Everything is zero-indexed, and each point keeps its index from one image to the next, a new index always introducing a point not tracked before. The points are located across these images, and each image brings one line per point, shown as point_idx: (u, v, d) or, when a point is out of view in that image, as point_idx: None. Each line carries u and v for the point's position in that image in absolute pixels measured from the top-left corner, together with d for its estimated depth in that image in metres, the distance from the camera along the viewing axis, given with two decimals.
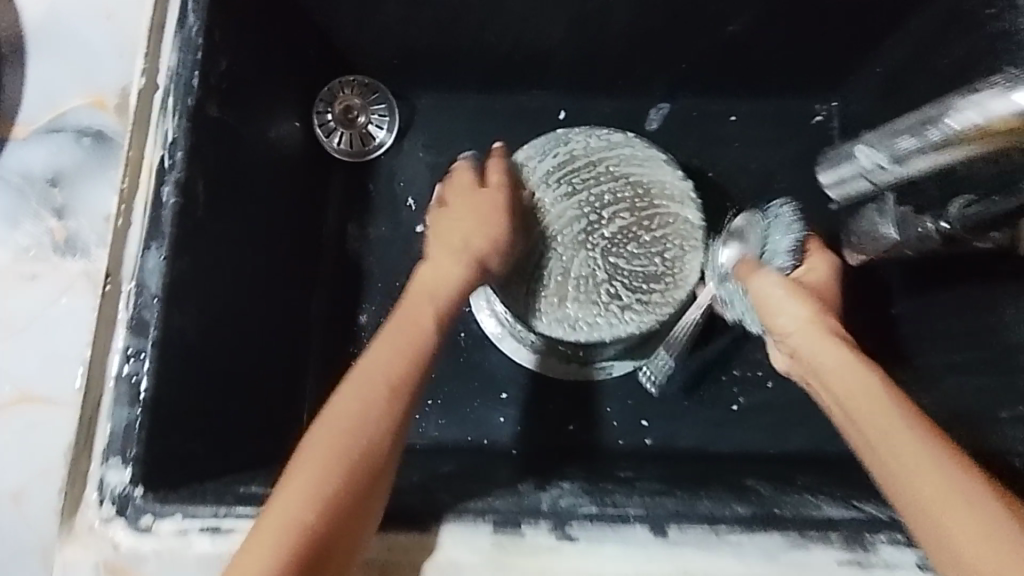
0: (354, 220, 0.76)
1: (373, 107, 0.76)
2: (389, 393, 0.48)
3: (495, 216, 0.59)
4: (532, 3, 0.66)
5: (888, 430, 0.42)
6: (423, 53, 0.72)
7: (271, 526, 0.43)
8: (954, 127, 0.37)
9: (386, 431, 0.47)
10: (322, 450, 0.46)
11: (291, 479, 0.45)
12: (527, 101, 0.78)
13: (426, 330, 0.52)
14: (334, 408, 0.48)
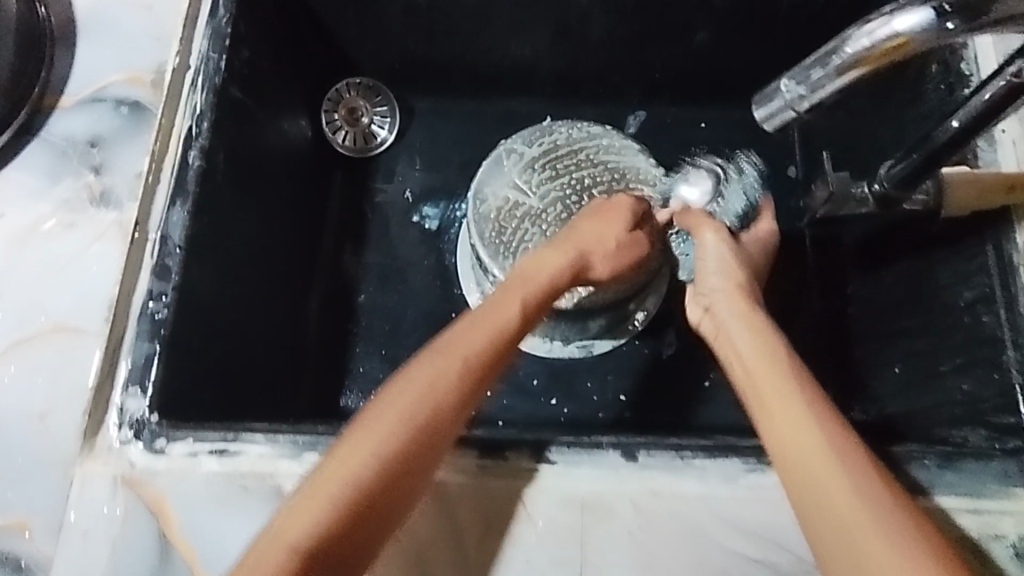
0: (353, 211, 0.82)
1: (376, 108, 0.84)
2: (468, 374, 0.50)
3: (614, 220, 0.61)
4: (518, 13, 0.74)
5: (802, 431, 0.46)
6: (421, 59, 0.80)
7: (331, 484, 0.45)
8: (873, 44, 0.36)
9: (455, 409, 0.49)
10: (394, 414, 0.48)
11: (361, 435, 0.47)
12: (516, 106, 0.85)
13: (513, 320, 0.54)
14: (411, 375, 0.50)
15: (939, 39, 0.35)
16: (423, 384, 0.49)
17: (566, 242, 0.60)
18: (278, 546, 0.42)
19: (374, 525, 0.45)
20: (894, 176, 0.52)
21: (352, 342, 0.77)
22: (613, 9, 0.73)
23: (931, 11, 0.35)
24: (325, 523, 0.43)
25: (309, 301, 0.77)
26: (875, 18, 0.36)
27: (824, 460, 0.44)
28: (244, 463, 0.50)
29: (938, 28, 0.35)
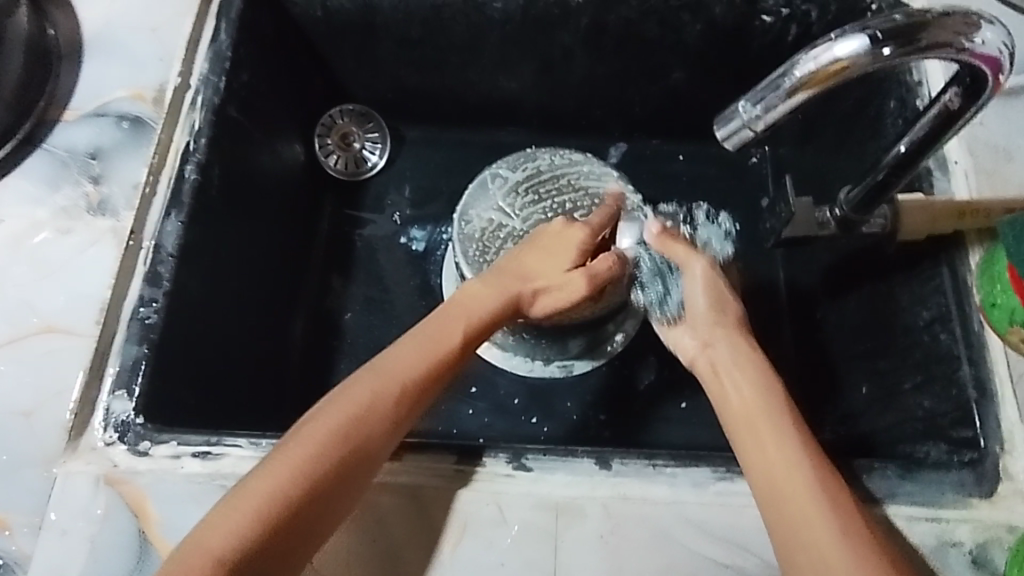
0: (341, 233, 0.84)
1: (367, 134, 0.87)
2: (400, 393, 0.52)
3: (541, 253, 0.63)
4: (504, 49, 0.78)
5: (786, 460, 0.49)
6: (411, 90, 0.83)
7: (254, 496, 0.46)
8: (819, 66, 0.41)
9: (385, 424, 0.51)
10: (325, 429, 0.49)
11: (290, 447, 0.48)
12: (503, 136, 0.88)
13: (450, 343, 0.56)
14: (346, 392, 0.51)
15: (875, 60, 0.41)
16: (360, 399, 0.51)
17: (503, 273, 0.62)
18: (203, 553, 0.44)
19: (297, 538, 0.46)
20: (850, 199, 0.59)
21: (335, 357, 0.78)
22: (595, 47, 0.77)
23: (865, 39, 0.41)
24: (251, 533, 0.45)
25: (294, 316, 0.78)
26: (819, 45, 0.42)
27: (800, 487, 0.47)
28: (225, 465, 0.51)
29: (872, 52, 0.41)
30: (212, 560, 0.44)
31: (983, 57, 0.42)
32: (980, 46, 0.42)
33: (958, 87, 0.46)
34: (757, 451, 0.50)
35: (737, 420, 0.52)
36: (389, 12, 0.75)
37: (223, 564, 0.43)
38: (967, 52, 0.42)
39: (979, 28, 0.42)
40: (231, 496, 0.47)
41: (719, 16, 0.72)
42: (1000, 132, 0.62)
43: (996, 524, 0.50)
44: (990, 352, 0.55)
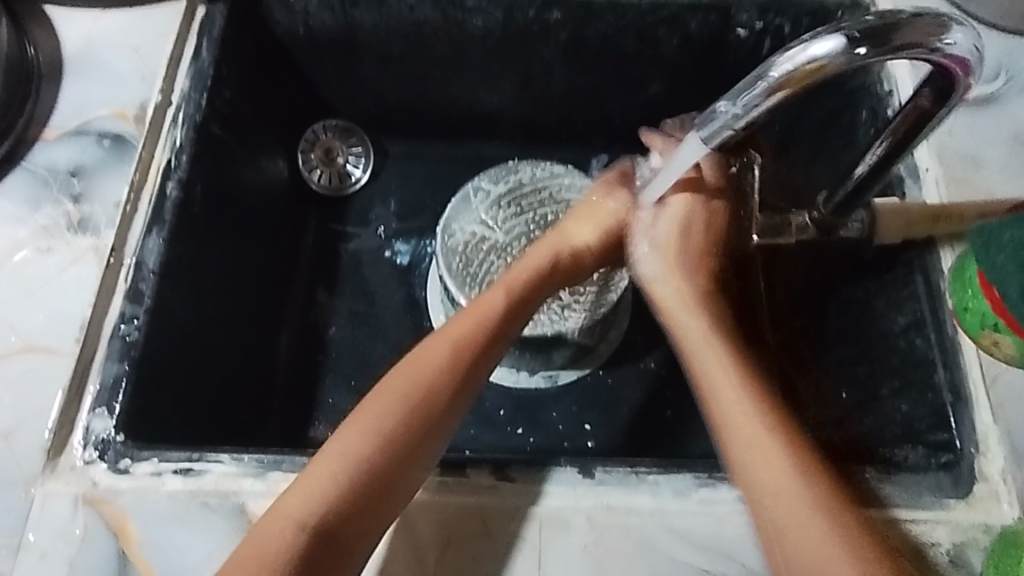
0: (326, 247, 0.85)
1: (351, 149, 0.87)
2: (458, 361, 0.54)
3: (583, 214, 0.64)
4: (485, 65, 0.79)
5: (764, 448, 0.50)
6: (394, 105, 0.84)
7: (335, 460, 0.49)
8: (795, 67, 0.42)
9: (447, 387, 0.53)
10: (391, 398, 0.52)
11: (360, 419, 0.51)
12: (487, 150, 0.89)
13: (499, 311, 0.57)
14: (411, 362, 0.54)
15: (849, 61, 0.42)
16: (427, 362, 0.53)
17: (553, 235, 0.62)
18: (287, 518, 0.47)
19: (378, 497, 0.48)
20: (831, 202, 0.58)
21: (321, 372, 0.78)
22: (574, 62, 0.78)
23: (841, 38, 0.41)
24: (331, 494, 0.48)
25: (279, 332, 0.78)
26: (795, 46, 0.42)
27: (779, 474, 0.49)
28: (208, 482, 0.51)
29: (847, 52, 0.41)
30: (295, 525, 0.47)
31: (953, 59, 0.43)
32: (949, 47, 0.43)
33: (929, 88, 0.47)
34: (735, 449, 0.51)
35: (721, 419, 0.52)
36: (370, 29, 0.75)
37: (306, 527, 0.47)
38: (937, 53, 0.43)
39: (949, 29, 0.42)
40: (310, 464, 0.50)
41: (695, 31, 0.74)
42: (969, 140, 0.63)
43: (973, 526, 0.51)
44: (964, 356, 0.56)
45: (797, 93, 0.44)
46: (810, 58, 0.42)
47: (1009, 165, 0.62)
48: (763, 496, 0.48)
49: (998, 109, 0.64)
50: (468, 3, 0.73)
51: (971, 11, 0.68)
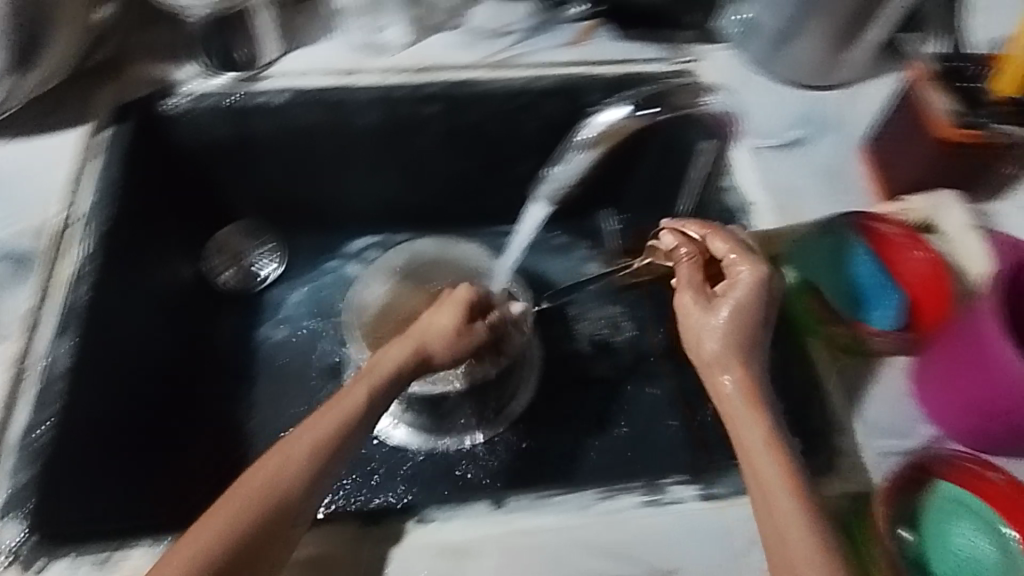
0: (239, 340, 0.89)
1: (255, 253, 0.93)
2: (320, 446, 0.55)
3: (449, 306, 0.68)
4: (376, 157, 0.87)
5: (785, 524, 0.51)
6: (296, 201, 0.91)
7: (188, 548, 0.49)
8: None
9: (307, 473, 0.54)
10: (245, 493, 0.51)
11: (219, 508, 0.51)
12: (387, 234, 0.96)
13: (363, 403, 0.59)
14: (269, 457, 0.54)
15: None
16: (291, 448, 0.54)
17: (411, 335, 0.66)
18: None
19: None
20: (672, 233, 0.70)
21: (240, 461, 0.80)
22: (455, 147, 0.87)
23: None
24: None
25: (194, 428, 0.80)
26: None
27: (797, 557, 0.49)
28: (125, 568, 0.52)
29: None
30: None
31: None
32: None
33: None
34: (765, 514, 0.52)
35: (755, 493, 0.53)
36: (265, 136, 0.82)
37: None
38: None
39: None
40: (167, 555, 0.50)
41: (553, 115, 0.84)
42: (785, 177, 0.75)
43: (841, 498, 0.57)
44: (813, 352, 0.64)
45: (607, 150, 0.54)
46: None
47: (822, 194, 0.74)
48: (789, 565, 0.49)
49: (804, 150, 0.77)
50: (353, 105, 0.81)
51: (773, 74, 0.82)
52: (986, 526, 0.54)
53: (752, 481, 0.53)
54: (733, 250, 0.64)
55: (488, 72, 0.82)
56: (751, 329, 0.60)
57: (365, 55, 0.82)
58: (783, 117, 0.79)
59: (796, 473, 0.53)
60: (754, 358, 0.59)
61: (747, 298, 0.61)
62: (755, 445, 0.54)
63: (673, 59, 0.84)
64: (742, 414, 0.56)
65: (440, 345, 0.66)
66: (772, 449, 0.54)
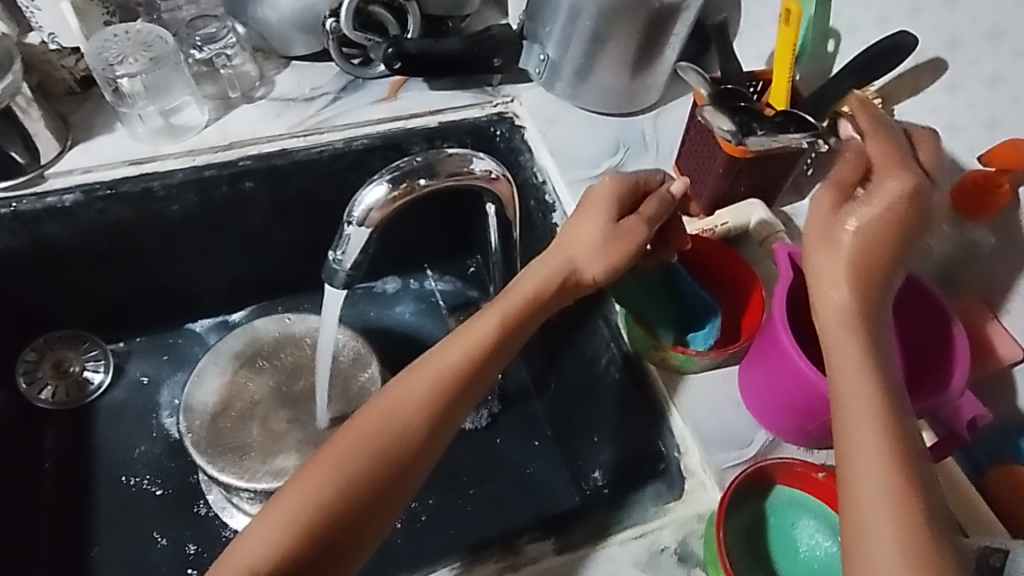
0: (74, 459, 0.82)
1: (86, 356, 0.86)
2: (438, 392, 0.53)
3: (599, 207, 0.59)
4: (201, 241, 0.82)
5: (879, 483, 0.45)
6: (121, 300, 0.84)
7: (297, 495, 0.49)
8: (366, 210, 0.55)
9: (421, 429, 0.52)
10: (361, 437, 0.51)
11: (334, 451, 0.51)
12: (233, 314, 0.91)
13: (489, 342, 0.56)
14: (384, 397, 0.53)
15: (401, 195, 0.55)
16: (411, 391, 0.53)
17: (562, 253, 0.59)
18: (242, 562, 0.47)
19: (336, 544, 0.49)
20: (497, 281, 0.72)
21: None
22: (285, 218, 0.83)
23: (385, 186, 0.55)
24: (293, 537, 0.48)
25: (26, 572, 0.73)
26: (357, 199, 0.55)
27: (884, 522, 0.44)
28: None
29: (393, 192, 0.55)
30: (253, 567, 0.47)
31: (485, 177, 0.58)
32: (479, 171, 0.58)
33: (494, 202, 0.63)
34: (853, 463, 0.46)
35: (850, 441, 0.47)
36: (67, 241, 0.75)
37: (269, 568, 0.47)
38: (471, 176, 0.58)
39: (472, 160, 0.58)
40: (282, 491, 0.50)
41: (381, 168, 0.82)
42: None
43: (689, 519, 0.58)
44: (648, 374, 0.65)
45: (379, 231, 0.56)
46: (374, 202, 0.55)
47: None
48: (864, 524, 0.44)
49: None
50: (159, 194, 0.76)
51: (582, 105, 0.84)
52: (821, 520, 0.56)
53: (843, 428, 0.48)
54: (886, 153, 0.53)
55: (302, 140, 0.80)
56: (881, 255, 0.50)
57: (159, 140, 0.77)
58: (600, 145, 0.82)
59: (902, 436, 0.47)
60: (882, 293, 0.51)
61: (894, 218, 0.51)
62: (864, 393, 0.48)
63: (490, 102, 0.84)
64: (857, 354, 0.49)
65: (590, 264, 0.59)
66: (874, 402, 0.48)
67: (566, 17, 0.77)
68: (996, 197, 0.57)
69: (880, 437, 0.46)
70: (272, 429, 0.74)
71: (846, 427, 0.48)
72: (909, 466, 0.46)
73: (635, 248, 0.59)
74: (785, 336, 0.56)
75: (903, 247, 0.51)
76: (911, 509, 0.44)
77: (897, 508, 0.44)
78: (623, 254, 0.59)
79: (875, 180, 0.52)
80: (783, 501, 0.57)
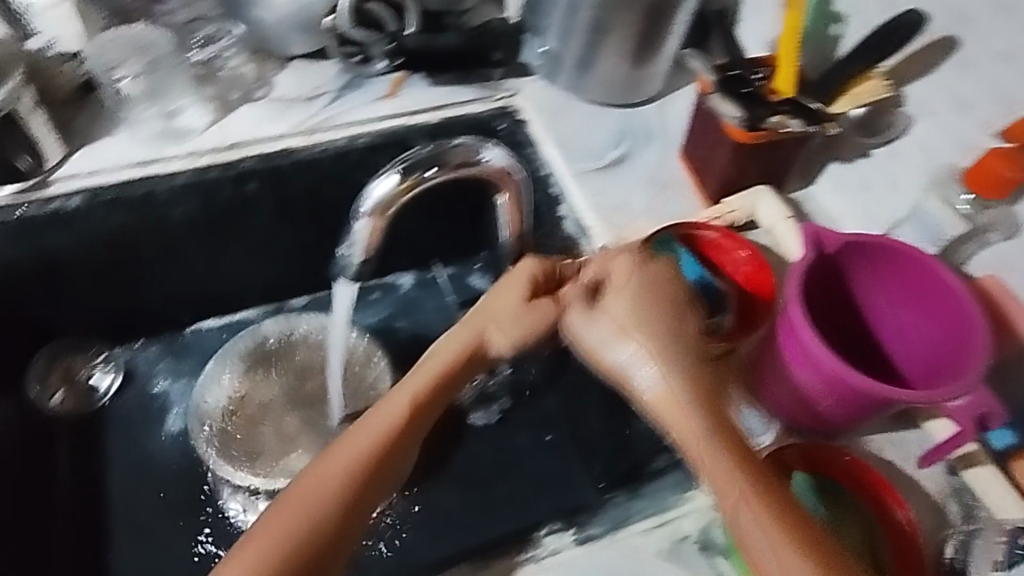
0: (86, 467, 0.81)
1: (94, 363, 0.85)
2: (352, 481, 0.54)
3: (520, 280, 0.60)
4: (205, 244, 0.81)
5: (764, 516, 0.51)
6: (129, 307, 0.84)
7: None
8: (372, 204, 0.54)
9: (338, 514, 0.53)
10: (271, 535, 0.52)
11: (256, 543, 0.51)
12: (240, 318, 0.90)
13: (401, 426, 0.57)
14: (296, 488, 0.54)
15: (409, 187, 0.55)
16: (326, 479, 0.54)
17: (473, 321, 0.61)
18: None
19: None
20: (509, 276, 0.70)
21: None
22: (290, 220, 0.82)
23: (393, 178, 0.54)
24: None
25: None
26: (366, 193, 0.55)
27: (777, 548, 0.50)
28: None
29: (403, 184, 0.54)
30: None
31: (496, 169, 0.57)
32: (488, 162, 0.57)
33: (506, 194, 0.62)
34: (735, 509, 0.52)
35: (722, 484, 0.52)
36: (71, 249, 0.75)
37: None
38: (481, 168, 0.56)
39: (483, 150, 0.57)
40: None
41: (384, 166, 0.81)
42: (616, 196, 0.77)
43: (709, 508, 0.58)
44: None
45: (386, 224, 0.56)
46: (380, 198, 0.54)
47: (649, 207, 0.76)
48: (763, 554, 0.50)
49: (631, 165, 0.79)
50: (161, 198, 0.75)
51: (587, 97, 0.84)
52: (841, 503, 0.58)
53: (710, 476, 0.53)
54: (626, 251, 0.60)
55: (304, 140, 0.79)
56: (681, 318, 0.57)
57: (161, 143, 0.77)
58: (605, 137, 0.81)
59: (771, 474, 0.53)
60: (672, 361, 0.55)
61: (649, 288, 0.57)
62: (728, 441, 0.54)
63: (492, 96, 0.84)
64: (694, 412, 0.54)
65: (501, 335, 0.60)
66: (738, 445, 0.54)
67: (566, 8, 0.77)
68: (1011, 174, 0.57)
69: (753, 472, 0.52)
70: (284, 430, 0.76)
71: (726, 466, 0.53)
72: (786, 497, 0.52)
73: (548, 326, 0.60)
74: (803, 334, 0.55)
75: (676, 304, 0.57)
76: (797, 533, 0.50)
77: (789, 534, 0.50)
78: (535, 330, 0.60)
79: (611, 280, 0.59)
80: (805, 489, 0.58)
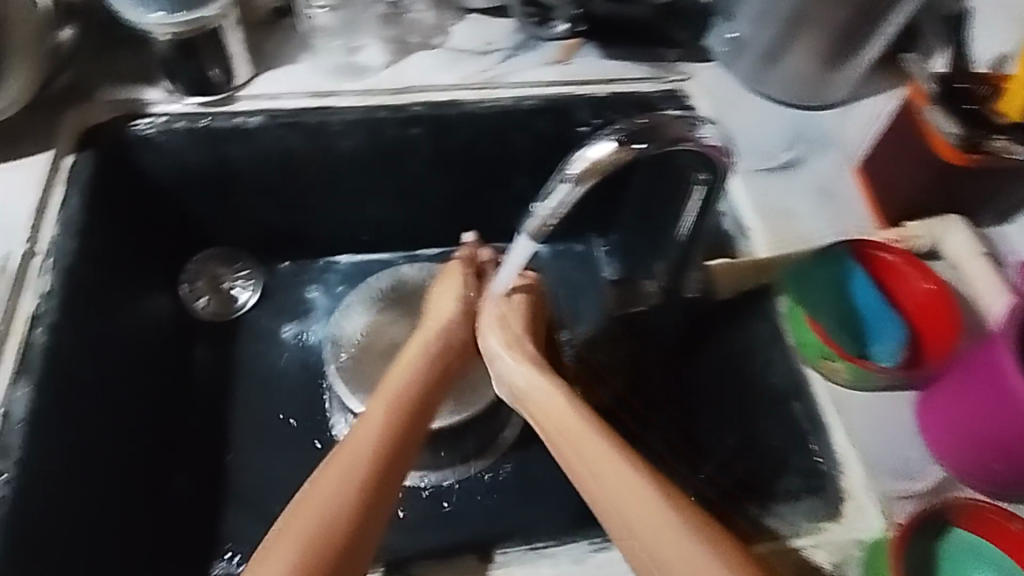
0: (218, 370, 0.86)
1: (238, 275, 0.90)
2: (360, 487, 0.52)
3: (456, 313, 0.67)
4: (361, 180, 0.83)
5: None
6: (279, 227, 0.88)
7: None
8: (584, 166, 0.52)
9: (356, 521, 0.51)
10: (290, 537, 0.49)
11: (274, 544, 0.49)
12: (374, 258, 0.93)
13: (382, 440, 0.55)
14: (303, 496, 0.51)
15: (625, 155, 0.52)
16: (338, 484, 0.51)
17: (419, 349, 0.64)
18: None
19: None
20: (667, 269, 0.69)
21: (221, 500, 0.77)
22: (444, 169, 0.83)
23: (612, 143, 0.52)
24: None
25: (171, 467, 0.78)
26: (577, 153, 0.52)
27: None
28: None
29: (620, 150, 0.52)
30: None
31: (709, 147, 0.56)
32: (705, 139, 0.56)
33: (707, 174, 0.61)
34: None
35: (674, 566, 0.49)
36: (244, 162, 0.79)
37: None
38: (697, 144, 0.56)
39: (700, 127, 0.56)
40: None
41: (546, 131, 0.80)
42: (782, 198, 0.72)
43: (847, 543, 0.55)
44: (810, 382, 0.62)
45: (593, 187, 0.54)
46: (591, 162, 0.52)
47: (819, 216, 0.71)
48: None
49: (802, 171, 0.74)
50: (333, 129, 0.78)
51: (764, 92, 0.80)
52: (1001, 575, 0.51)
53: (651, 555, 0.50)
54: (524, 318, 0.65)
55: (475, 93, 0.79)
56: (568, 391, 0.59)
57: (340, 77, 0.79)
58: (778, 137, 0.77)
59: (731, 552, 0.49)
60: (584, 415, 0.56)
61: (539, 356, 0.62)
62: (658, 517, 0.50)
63: (664, 78, 0.81)
64: (630, 483, 0.52)
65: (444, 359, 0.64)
66: (682, 528, 0.50)
67: None
68: None
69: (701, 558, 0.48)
70: None
71: (651, 552, 0.49)
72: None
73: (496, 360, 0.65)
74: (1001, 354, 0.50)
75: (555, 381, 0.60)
76: None
77: None
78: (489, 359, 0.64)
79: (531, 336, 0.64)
80: (959, 548, 0.52)
